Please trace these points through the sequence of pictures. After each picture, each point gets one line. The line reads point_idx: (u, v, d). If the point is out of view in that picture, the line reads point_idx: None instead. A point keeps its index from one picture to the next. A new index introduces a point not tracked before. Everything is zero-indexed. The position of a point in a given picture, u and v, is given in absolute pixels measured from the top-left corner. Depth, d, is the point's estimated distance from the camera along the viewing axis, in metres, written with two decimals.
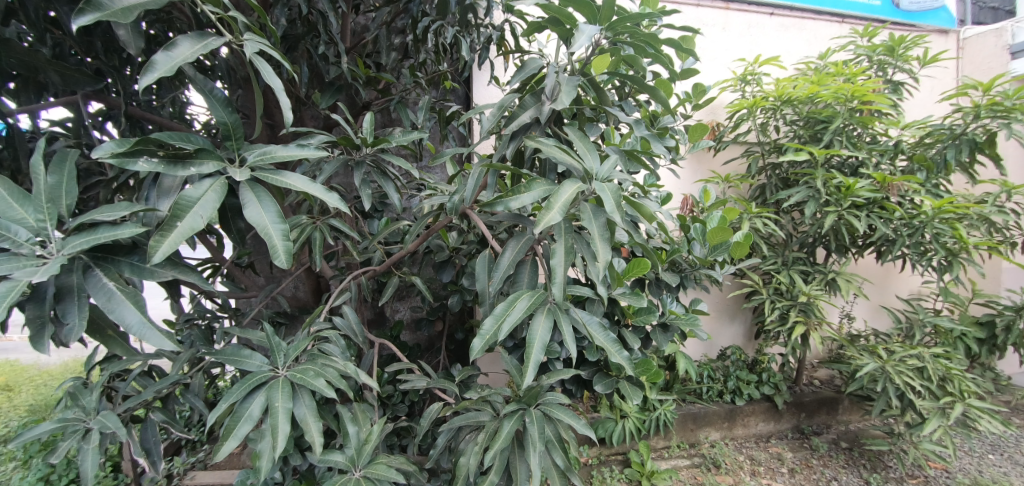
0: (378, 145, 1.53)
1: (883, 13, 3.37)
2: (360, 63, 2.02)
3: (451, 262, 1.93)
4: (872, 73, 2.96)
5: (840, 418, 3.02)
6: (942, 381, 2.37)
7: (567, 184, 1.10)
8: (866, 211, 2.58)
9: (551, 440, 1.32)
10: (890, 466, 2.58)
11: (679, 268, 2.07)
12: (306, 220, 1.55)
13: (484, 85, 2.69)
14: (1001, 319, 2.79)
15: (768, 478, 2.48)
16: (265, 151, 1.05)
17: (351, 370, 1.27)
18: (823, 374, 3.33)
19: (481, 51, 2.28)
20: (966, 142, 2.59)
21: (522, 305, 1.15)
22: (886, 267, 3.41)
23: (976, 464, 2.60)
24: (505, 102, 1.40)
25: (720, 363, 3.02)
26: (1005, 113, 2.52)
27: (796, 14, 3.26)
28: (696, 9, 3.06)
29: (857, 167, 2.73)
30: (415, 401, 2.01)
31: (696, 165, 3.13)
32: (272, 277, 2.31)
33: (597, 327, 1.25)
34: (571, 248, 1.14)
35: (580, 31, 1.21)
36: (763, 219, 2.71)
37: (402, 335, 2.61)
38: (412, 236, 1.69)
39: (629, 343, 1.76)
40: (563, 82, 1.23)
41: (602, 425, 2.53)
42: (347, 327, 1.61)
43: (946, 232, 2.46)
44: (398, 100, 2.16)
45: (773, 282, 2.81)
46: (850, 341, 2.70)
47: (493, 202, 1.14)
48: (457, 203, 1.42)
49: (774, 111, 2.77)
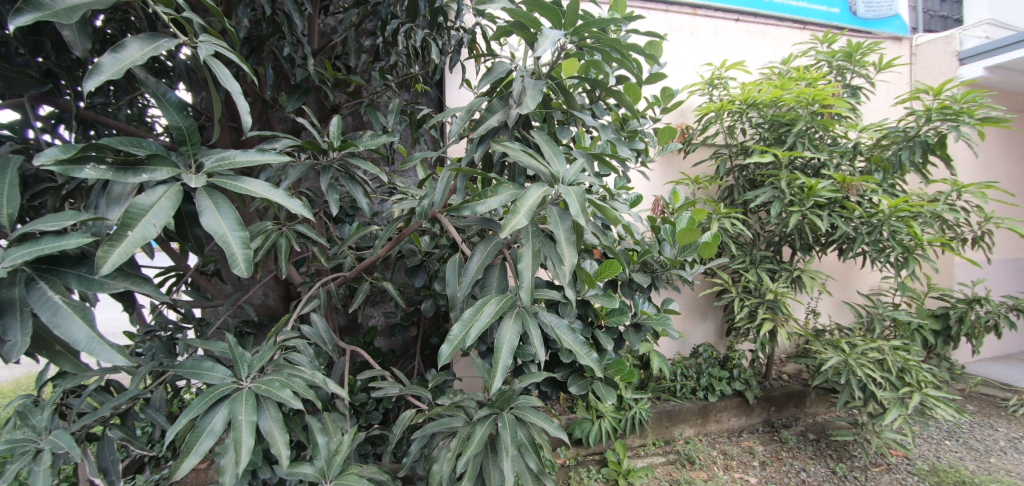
0: (345, 149, 1.50)
1: (842, 21, 3.51)
2: (327, 65, 1.98)
3: (424, 266, 1.91)
4: (832, 78, 3.08)
5: (808, 411, 3.12)
6: (901, 372, 2.46)
7: (534, 188, 1.10)
8: (827, 210, 2.66)
9: (524, 444, 1.32)
10: (854, 456, 2.67)
11: (651, 269, 2.10)
12: (271, 226, 1.51)
13: (456, 88, 2.68)
14: (954, 311, 2.94)
15: (740, 472, 2.53)
16: (223, 157, 1.02)
17: (319, 379, 1.24)
18: (791, 368, 3.44)
19: (452, 54, 2.27)
20: (919, 144, 2.73)
21: (490, 309, 1.14)
22: (848, 264, 3.55)
23: (934, 451, 2.72)
24: (474, 105, 1.41)
25: (693, 361, 3.08)
26: (954, 116, 2.65)
27: (760, 20, 3.37)
28: (664, 14, 3.12)
29: (819, 168, 2.83)
30: (389, 409, 1.98)
31: (666, 166, 3.19)
32: (239, 285, 2.25)
33: (566, 329, 1.25)
34: (539, 251, 1.14)
35: (544, 36, 1.21)
36: (731, 219, 2.78)
37: (376, 341, 2.57)
38: (382, 241, 1.67)
39: (603, 345, 1.77)
40: (529, 86, 1.24)
41: (579, 426, 2.54)
42: (315, 335, 1.58)
43: (903, 229, 2.56)
44: (368, 103, 2.13)
45: (742, 280, 2.89)
46: (815, 336, 2.79)
47: (460, 207, 1.13)
48: (427, 207, 1.42)
49: (741, 114, 2.85)
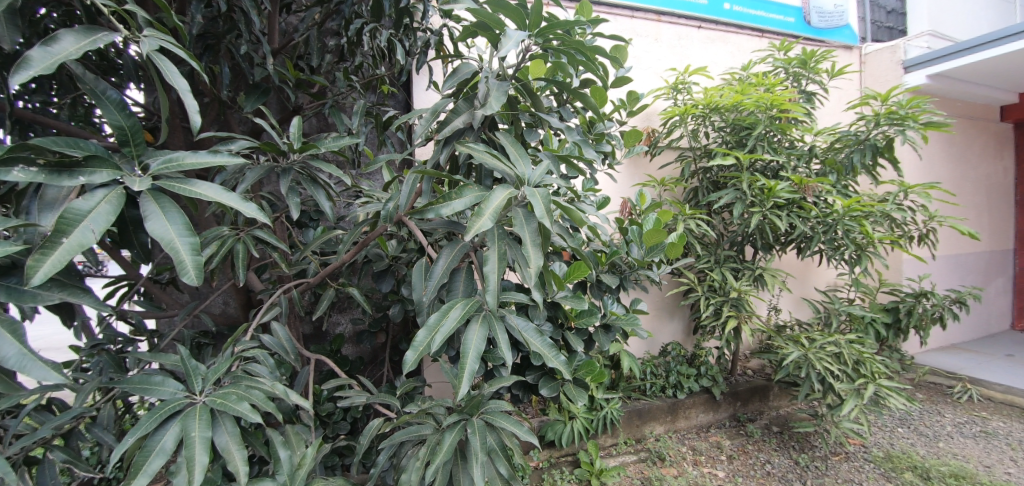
0: (306, 150, 1.45)
1: (797, 29, 3.66)
2: (288, 65, 1.92)
3: (391, 271, 1.87)
4: (788, 84, 3.19)
5: (772, 405, 3.22)
6: (857, 364, 2.56)
7: (498, 190, 1.09)
8: (786, 211, 2.76)
9: (494, 449, 1.30)
10: (815, 446, 2.76)
11: (619, 270, 2.12)
12: (227, 231, 1.44)
13: (423, 90, 2.64)
14: (903, 304, 3.10)
15: (709, 467, 2.59)
16: (171, 159, 0.97)
17: (280, 391, 1.19)
18: (755, 364, 3.55)
19: (418, 55, 2.24)
20: (868, 147, 2.86)
21: (456, 314, 1.12)
22: (805, 262, 3.69)
23: (888, 438, 2.84)
24: (439, 106, 1.39)
25: (662, 359, 3.14)
26: (901, 120, 2.76)
27: (720, 28, 3.47)
28: (629, 20, 3.17)
29: (778, 171, 2.93)
30: (357, 419, 1.92)
31: (633, 169, 3.23)
32: (196, 294, 2.14)
33: (533, 332, 1.24)
34: (504, 254, 1.13)
35: (507, 37, 1.21)
36: (696, 220, 2.84)
37: (344, 348, 2.51)
38: (346, 246, 1.63)
39: (573, 346, 1.78)
40: (494, 88, 1.24)
41: (551, 428, 2.53)
42: (276, 345, 1.52)
43: (855, 229, 2.67)
44: (332, 104, 2.08)
45: (707, 279, 2.96)
46: (776, 332, 2.88)
47: (424, 209, 1.11)
48: (392, 211, 1.40)
49: (704, 118, 2.92)
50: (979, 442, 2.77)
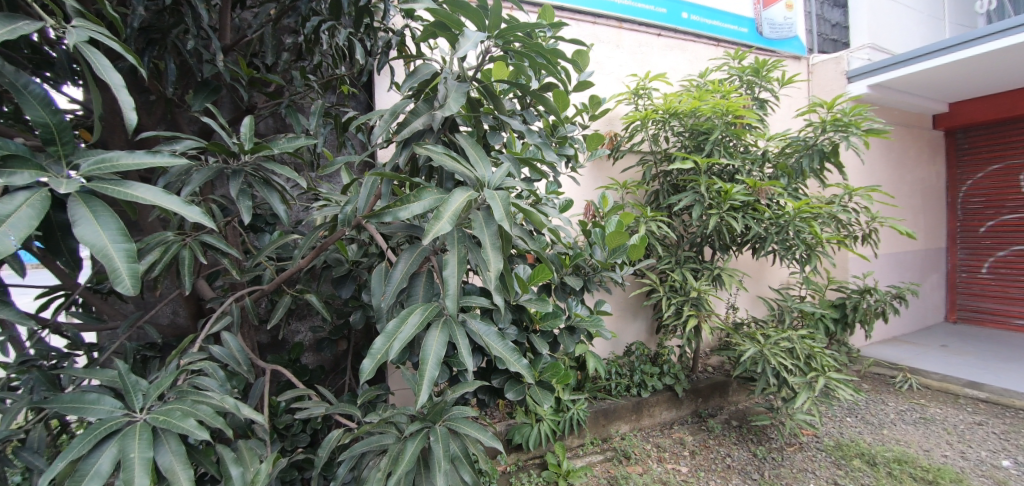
0: (258, 151, 1.39)
1: (750, 39, 3.81)
2: (240, 62, 1.84)
3: (351, 276, 1.82)
4: (743, 91, 3.31)
5: (731, 400, 3.32)
6: (808, 359, 2.67)
7: (457, 193, 1.07)
8: (742, 213, 2.86)
9: (457, 456, 1.28)
10: (771, 438, 2.86)
11: (583, 272, 2.14)
12: (172, 236, 1.37)
13: (384, 91, 2.59)
14: (850, 301, 3.27)
15: (672, 463, 2.64)
16: (103, 159, 0.91)
17: (230, 404, 1.13)
18: (715, 361, 3.65)
19: (380, 56, 2.20)
20: (816, 152, 3.00)
21: (414, 320, 1.10)
22: (760, 262, 3.84)
23: (838, 427, 2.98)
24: (398, 107, 1.36)
25: (626, 359, 3.20)
26: (845, 127, 2.91)
27: (679, 36, 3.58)
28: (592, 26, 3.22)
29: (733, 174, 3.02)
30: (318, 430, 1.86)
31: (596, 172, 3.28)
32: (141, 304, 2.02)
33: (495, 337, 1.23)
34: (464, 258, 1.11)
35: (466, 38, 1.19)
36: (657, 222, 2.91)
37: (304, 357, 2.42)
38: (302, 251, 1.57)
39: (538, 349, 1.78)
40: (452, 89, 1.23)
41: (518, 432, 2.52)
42: (227, 356, 1.45)
43: (805, 229, 2.79)
44: (288, 104, 2.01)
45: (668, 280, 3.02)
46: (734, 329, 2.98)
47: (380, 213, 1.08)
48: (350, 214, 1.36)
49: (664, 123, 3.00)
50: (919, 428, 2.95)
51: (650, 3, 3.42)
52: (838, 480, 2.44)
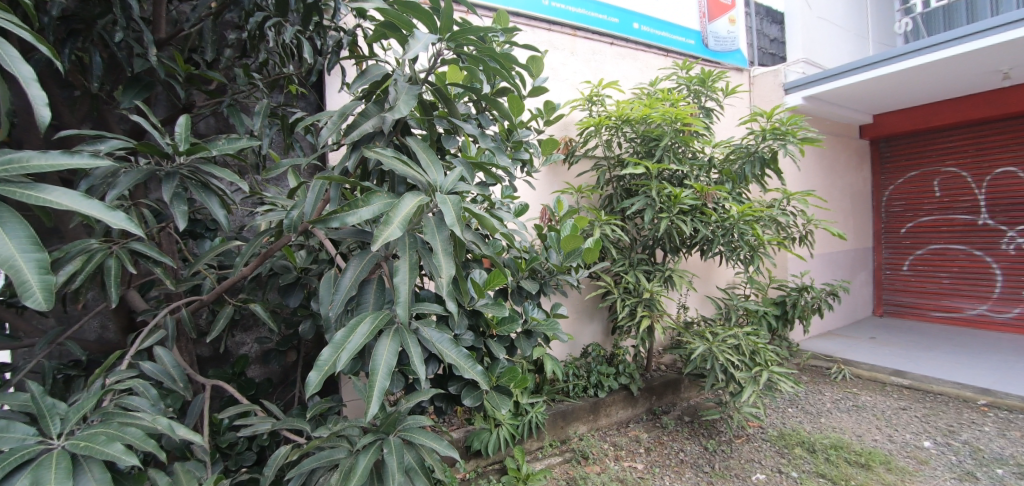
0: (195, 153, 1.31)
1: (696, 51, 3.98)
2: (176, 57, 1.73)
3: (300, 284, 1.73)
4: (690, 100, 3.44)
5: (683, 396, 3.43)
6: (753, 354, 2.80)
7: (408, 198, 1.05)
8: (690, 216, 2.97)
9: (412, 468, 1.25)
10: (720, 431, 2.96)
11: (539, 276, 2.15)
12: (96, 244, 1.26)
13: (335, 92, 2.50)
14: (789, 298, 3.46)
15: (629, 460, 2.69)
16: (13, 160, 0.84)
17: (163, 425, 1.05)
18: (667, 359, 3.77)
19: (329, 55, 2.13)
20: (757, 159, 3.16)
21: (363, 329, 1.07)
22: (708, 263, 4.00)
23: (781, 418, 3.13)
24: (347, 108, 1.33)
25: (583, 361, 3.24)
26: (782, 135, 3.07)
27: (630, 45, 3.68)
28: (546, 33, 3.26)
29: (682, 180, 3.13)
30: (265, 447, 1.76)
31: (552, 176, 3.31)
32: (62, 318, 1.85)
33: (448, 343, 1.21)
34: (416, 264, 1.09)
35: (416, 39, 1.18)
36: (611, 225, 2.97)
37: (249, 370, 2.29)
38: (244, 259, 1.49)
39: (495, 354, 1.77)
40: (403, 91, 1.22)
41: (477, 438, 2.49)
42: (160, 373, 1.35)
43: (748, 232, 2.90)
44: (230, 103, 1.91)
45: (622, 282, 3.09)
46: (684, 328, 3.08)
47: (327, 218, 1.04)
48: (296, 220, 1.30)
49: (616, 129, 3.08)
50: (852, 415, 3.15)
51: (603, 12, 3.50)
52: (782, 468, 2.56)
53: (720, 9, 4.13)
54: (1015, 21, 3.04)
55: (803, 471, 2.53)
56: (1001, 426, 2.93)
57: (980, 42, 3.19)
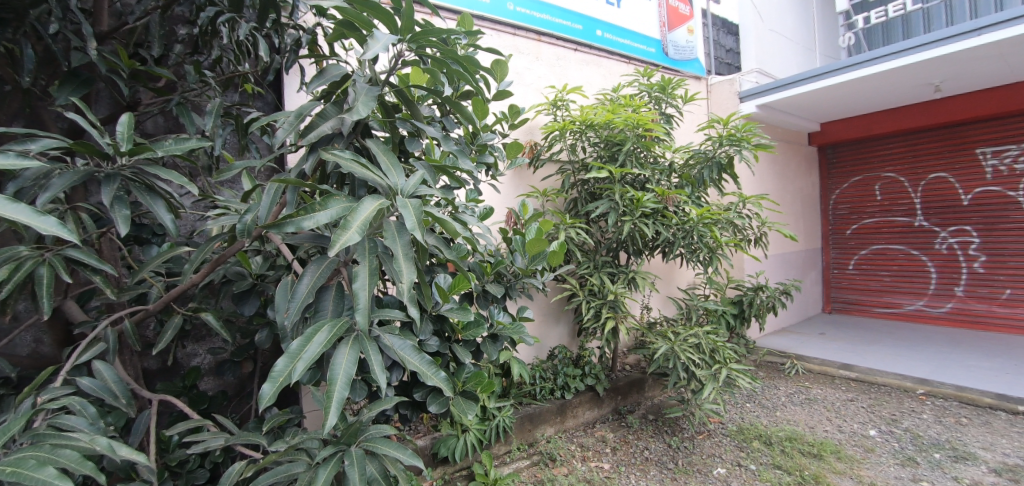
0: (138, 154, 1.23)
1: (656, 58, 4.09)
2: (120, 52, 1.64)
3: (255, 291, 1.66)
4: (651, 106, 3.53)
5: (647, 395, 3.50)
6: (712, 352, 2.87)
7: (367, 201, 1.03)
8: (652, 219, 3.03)
9: (374, 478, 1.22)
10: (683, 428, 3.04)
11: (504, 279, 2.14)
12: (27, 251, 1.17)
13: (294, 92, 2.42)
14: (746, 297, 3.59)
15: (596, 461, 2.72)
16: None
17: (103, 445, 0.98)
18: (632, 359, 3.83)
19: (288, 54, 2.06)
20: (714, 164, 3.27)
21: (321, 338, 1.03)
22: (669, 264, 4.11)
23: (740, 413, 3.23)
24: (304, 109, 1.29)
25: (550, 363, 3.25)
26: (738, 141, 3.18)
27: (593, 52, 3.74)
28: (512, 37, 3.27)
29: (644, 184, 3.20)
30: (218, 464, 1.67)
31: (517, 180, 3.32)
32: None
33: (410, 350, 1.19)
34: (376, 269, 1.07)
35: (375, 39, 1.16)
36: (576, 229, 3.00)
37: (202, 382, 2.18)
38: (193, 266, 1.41)
39: (461, 359, 1.75)
40: (362, 92, 1.19)
41: (444, 444, 2.44)
42: (99, 388, 1.26)
43: (707, 234, 2.99)
44: (180, 102, 1.82)
45: (588, 284, 3.12)
46: (648, 329, 3.14)
47: (281, 223, 1.00)
48: (250, 224, 1.25)
49: (581, 133, 3.12)
50: (805, 408, 3.29)
51: (567, 19, 3.55)
52: (741, 461, 2.64)
53: (679, 20, 4.27)
54: (944, 38, 3.28)
55: (761, 464, 2.62)
56: (938, 413, 3.13)
57: (914, 57, 3.41)
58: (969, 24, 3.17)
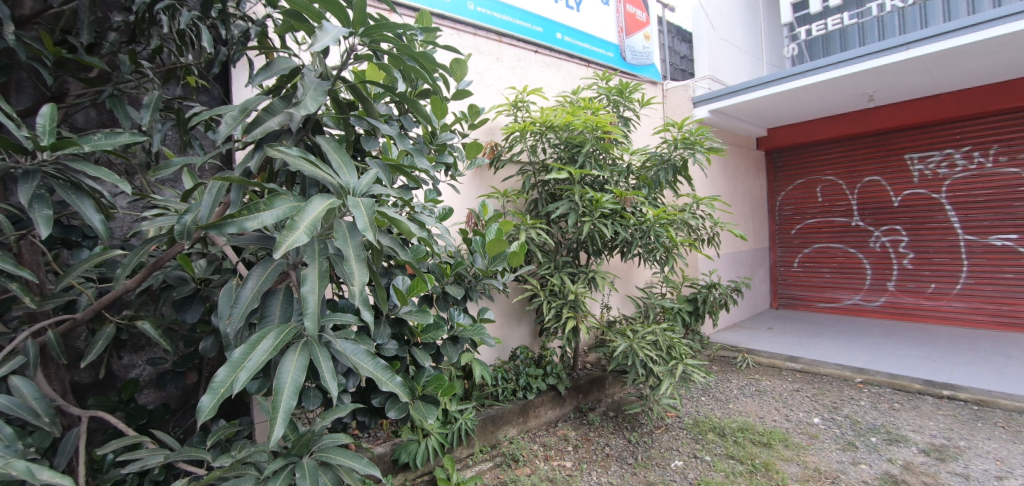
0: (62, 149, 1.14)
1: (614, 63, 4.17)
2: (42, 37, 1.51)
3: (199, 296, 1.55)
4: (609, 109, 3.58)
5: (607, 392, 3.55)
6: (669, 349, 2.94)
7: (316, 201, 0.99)
8: (611, 220, 3.07)
9: None
10: (642, 423, 3.10)
11: (464, 280, 2.12)
12: None
13: (243, 86, 2.30)
14: (700, 295, 3.71)
15: (558, 459, 2.73)
16: None
17: (19, 470, 0.89)
18: (593, 358, 3.89)
19: (235, 46, 1.95)
20: (670, 166, 3.35)
21: (266, 345, 0.98)
22: (628, 264, 4.20)
23: (696, 406, 3.33)
24: (249, 103, 1.23)
25: (511, 364, 3.25)
26: (691, 144, 3.27)
27: (553, 55, 3.78)
28: (472, 37, 3.25)
29: (603, 185, 3.24)
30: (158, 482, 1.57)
31: (478, 181, 3.30)
32: None
33: (363, 356, 1.15)
34: (326, 272, 1.02)
35: (324, 32, 1.12)
36: (537, 229, 3.00)
37: (142, 395, 2.04)
38: (127, 271, 1.33)
39: (421, 362, 1.72)
40: (312, 86, 1.15)
41: (404, 450, 2.39)
42: (17, 406, 1.15)
43: (663, 234, 3.06)
44: (114, 94, 1.70)
45: (548, 285, 3.14)
46: (608, 327, 3.18)
47: (221, 224, 0.95)
48: (190, 225, 1.18)
49: (541, 135, 3.13)
50: (755, 399, 3.44)
51: (527, 20, 3.56)
52: (697, 453, 2.72)
53: (636, 25, 4.37)
54: (876, 51, 3.50)
55: (715, 455, 2.71)
56: (874, 400, 3.33)
57: (850, 67, 3.63)
58: (897, 39, 3.40)
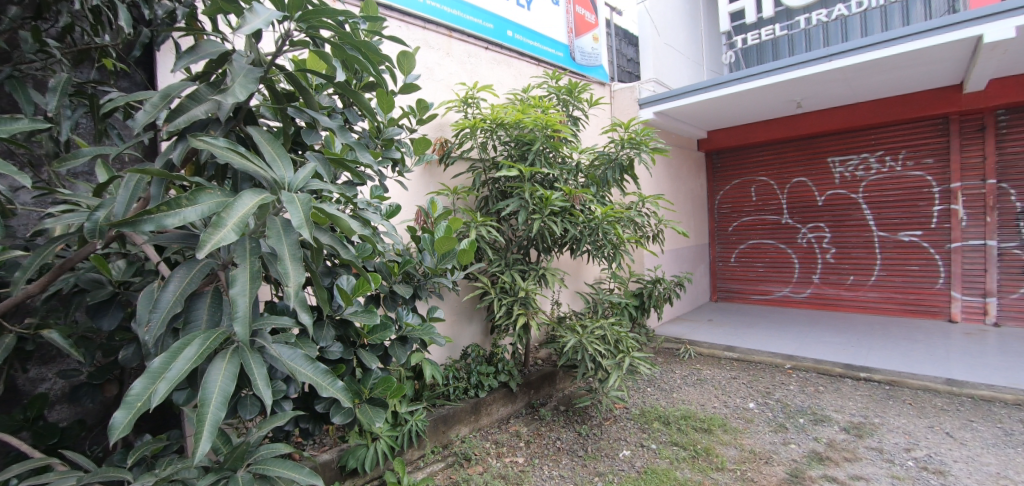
0: None
1: (564, 62, 4.22)
2: None
3: (117, 301, 1.41)
4: (559, 108, 3.61)
5: (558, 387, 3.61)
6: (616, 343, 3.00)
7: (246, 196, 0.92)
8: (560, 217, 3.10)
9: None
10: (591, 416, 3.16)
11: (413, 279, 2.07)
12: None
13: (169, 72, 2.13)
14: (646, 290, 3.84)
15: (510, 455, 2.74)
16: None
17: None
18: (543, 353, 3.93)
19: (160, 29, 1.79)
20: (616, 165, 3.43)
21: (189, 352, 0.91)
22: (577, 261, 4.27)
23: (643, 398, 3.43)
24: (172, 90, 1.13)
25: (462, 362, 3.22)
26: (637, 144, 3.35)
27: (504, 52, 3.76)
28: (421, 30, 3.18)
29: (553, 182, 3.26)
30: None
31: (427, 177, 3.25)
32: None
33: (302, 360, 1.09)
34: (258, 272, 0.96)
35: (254, 15, 1.04)
36: (487, 227, 2.98)
37: (55, 410, 1.85)
38: (28, 273, 1.20)
39: (367, 364, 1.66)
40: (242, 73, 1.07)
41: (352, 455, 2.30)
42: None
43: (611, 231, 3.11)
44: (12, 75, 1.51)
45: (499, 282, 3.13)
46: (558, 323, 3.21)
47: (136, 221, 0.87)
48: (101, 222, 1.07)
49: (491, 132, 3.12)
50: (696, 388, 3.60)
51: (478, 16, 3.53)
52: (644, 442, 2.81)
53: (585, 27, 4.45)
54: (803, 62, 3.75)
55: (660, 442, 2.80)
56: (802, 384, 3.58)
57: (780, 76, 3.87)
58: (821, 51, 3.66)
